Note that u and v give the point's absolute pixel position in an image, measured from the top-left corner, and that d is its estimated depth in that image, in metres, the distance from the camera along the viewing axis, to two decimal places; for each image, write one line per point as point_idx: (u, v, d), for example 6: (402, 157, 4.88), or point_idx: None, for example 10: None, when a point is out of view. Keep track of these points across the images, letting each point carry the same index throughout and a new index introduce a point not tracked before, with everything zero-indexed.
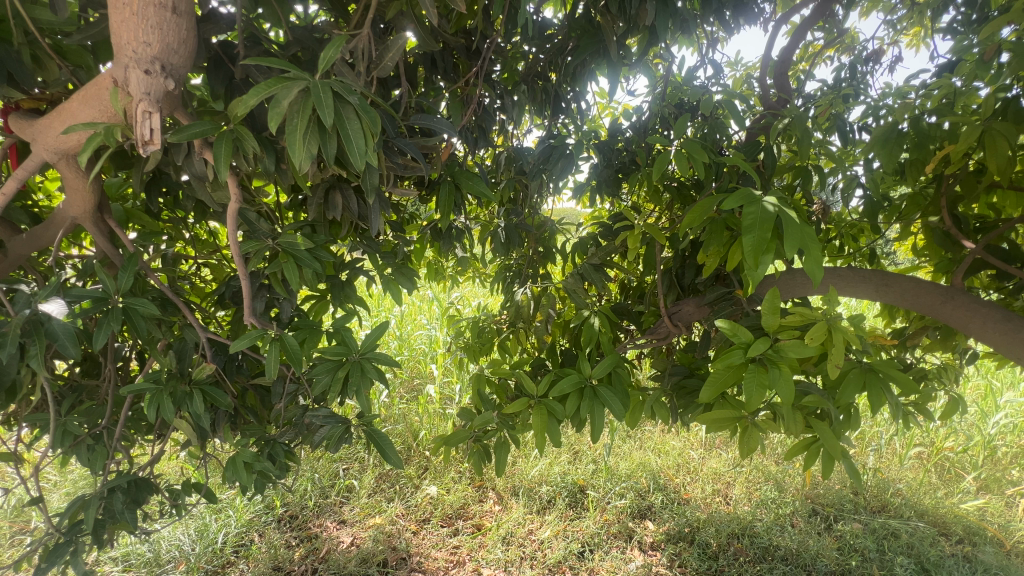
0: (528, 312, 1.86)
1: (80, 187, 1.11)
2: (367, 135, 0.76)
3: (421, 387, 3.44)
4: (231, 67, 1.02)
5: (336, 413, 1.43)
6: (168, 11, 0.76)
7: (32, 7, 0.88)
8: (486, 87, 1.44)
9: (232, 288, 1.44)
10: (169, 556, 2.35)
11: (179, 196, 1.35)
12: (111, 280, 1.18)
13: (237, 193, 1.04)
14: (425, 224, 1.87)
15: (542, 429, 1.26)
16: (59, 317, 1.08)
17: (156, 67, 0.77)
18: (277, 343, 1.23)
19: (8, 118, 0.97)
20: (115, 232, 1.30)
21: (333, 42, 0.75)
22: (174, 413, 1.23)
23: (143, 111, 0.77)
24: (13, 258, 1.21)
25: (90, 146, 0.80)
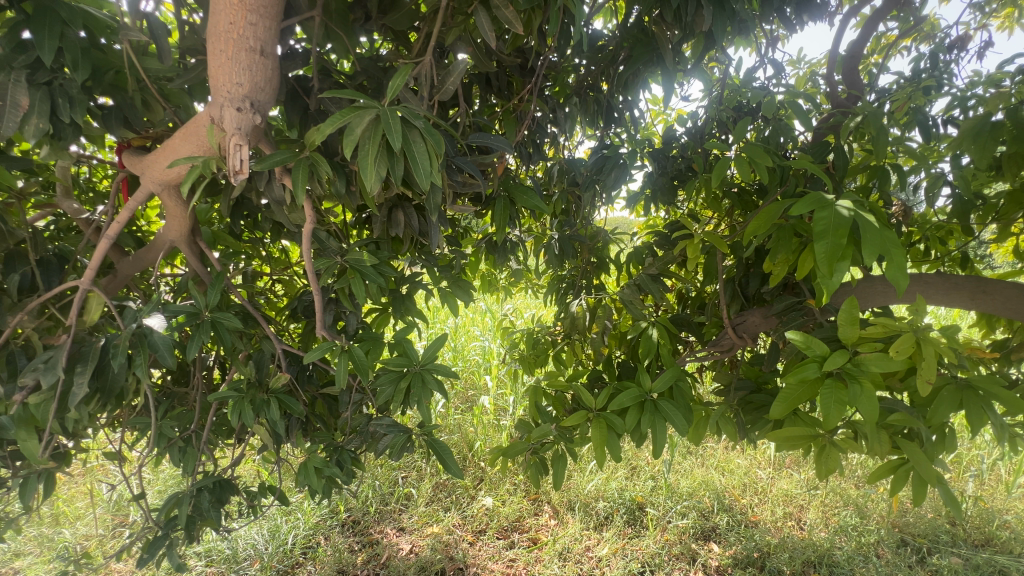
0: (584, 323, 1.85)
1: (178, 213, 1.23)
2: (432, 156, 0.80)
3: (475, 398, 3.50)
4: (306, 99, 1.11)
5: (399, 422, 1.48)
6: (257, 54, 0.84)
7: (143, 58, 1.00)
8: (539, 102, 1.46)
9: (305, 302, 1.55)
10: (246, 554, 2.50)
11: (258, 218, 1.47)
12: (202, 297, 1.29)
13: (312, 215, 1.12)
14: (480, 237, 1.92)
15: (601, 443, 1.24)
16: (159, 330, 1.21)
17: (247, 104, 0.86)
18: (345, 355, 1.30)
19: (122, 155, 1.10)
20: (205, 252, 1.43)
21: (400, 71, 0.79)
22: (254, 419, 1.33)
23: (235, 144, 0.85)
24: (123, 278, 1.36)
25: (190, 177, 0.89)
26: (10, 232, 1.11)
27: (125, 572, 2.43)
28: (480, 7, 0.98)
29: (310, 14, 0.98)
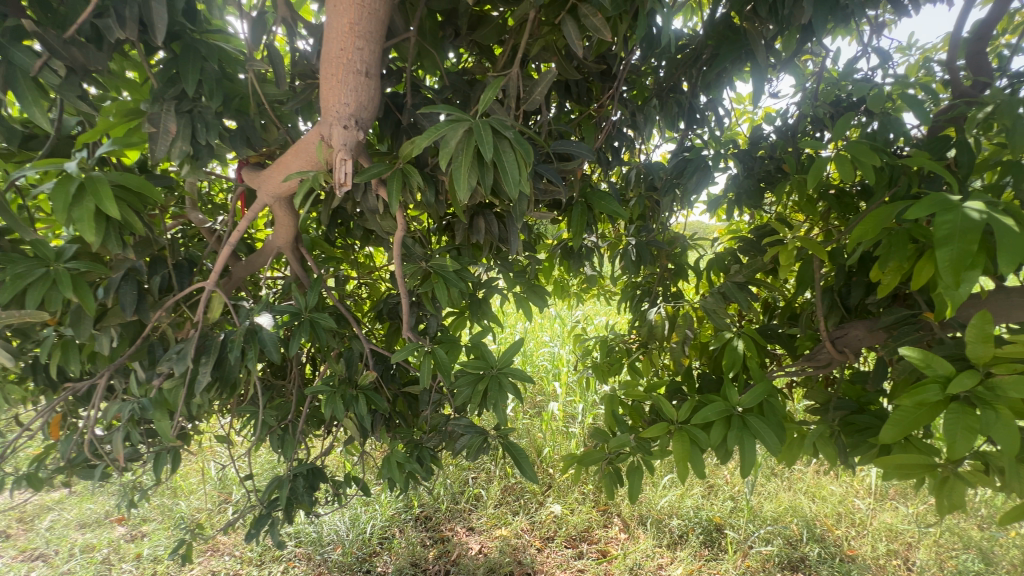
0: (662, 332, 1.79)
1: (286, 222, 1.36)
2: (520, 165, 0.82)
3: (543, 404, 3.50)
4: (398, 115, 1.19)
5: (476, 423, 1.52)
6: (362, 76, 0.91)
7: (263, 85, 1.12)
8: (619, 107, 1.45)
9: (390, 305, 1.64)
10: (329, 538, 2.68)
11: (352, 226, 1.58)
12: (303, 298, 1.42)
13: (402, 223, 1.19)
14: (554, 243, 1.93)
15: (684, 457, 1.19)
16: (268, 327, 1.34)
17: (352, 122, 0.94)
18: (428, 356, 1.36)
19: (242, 171, 1.24)
20: (306, 257, 1.56)
21: (492, 84, 0.82)
22: (345, 413, 1.43)
23: (341, 159, 0.93)
24: (238, 280, 1.51)
25: (302, 190, 0.98)
26: (155, 239, 1.29)
27: (229, 544, 2.70)
28: (568, 17, 1.00)
29: (407, 36, 1.05)
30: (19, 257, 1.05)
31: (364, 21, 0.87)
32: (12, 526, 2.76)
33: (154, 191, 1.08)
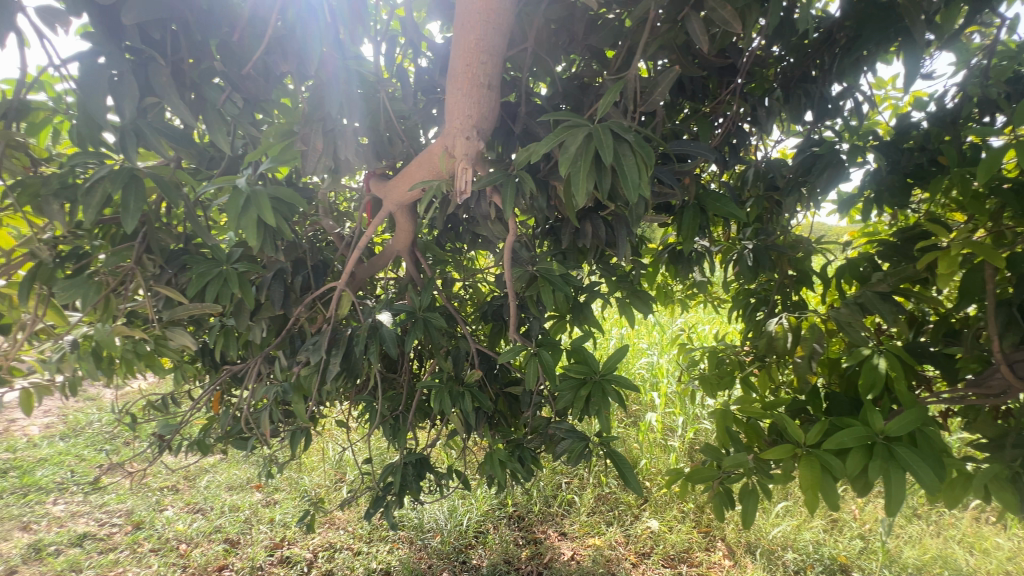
0: (784, 346, 1.59)
1: (406, 228, 1.48)
2: (641, 167, 0.80)
3: (640, 414, 3.38)
4: (511, 123, 1.23)
5: (577, 428, 1.52)
6: (485, 88, 0.96)
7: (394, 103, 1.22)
8: (740, 102, 1.36)
9: (495, 307, 1.70)
10: (429, 526, 2.82)
11: (462, 231, 1.67)
12: (417, 299, 1.52)
13: (513, 228, 1.22)
14: (660, 248, 1.86)
15: (814, 486, 1.07)
16: (387, 324, 1.46)
17: (474, 133, 0.99)
18: (534, 359, 1.40)
19: (371, 182, 1.36)
20: (420, 260, 1.68)
21: (612, 88, 0.82)
22: (452, 408, 1.50)
23: (463, 168, 0.98)
24: (361, 280, 1.64)
25: (426, 198, 1.06)
26: (299, 244, 1.46)
27: (343, 519, 2.97)
28: (692, 12, 0.96)
29: (524, 47, 1.08)
30: (200, 258, 1.26)
31: (489, 36, 0.91)
32: (179, 483, 3.30)
33: (302, 201, 1.23)
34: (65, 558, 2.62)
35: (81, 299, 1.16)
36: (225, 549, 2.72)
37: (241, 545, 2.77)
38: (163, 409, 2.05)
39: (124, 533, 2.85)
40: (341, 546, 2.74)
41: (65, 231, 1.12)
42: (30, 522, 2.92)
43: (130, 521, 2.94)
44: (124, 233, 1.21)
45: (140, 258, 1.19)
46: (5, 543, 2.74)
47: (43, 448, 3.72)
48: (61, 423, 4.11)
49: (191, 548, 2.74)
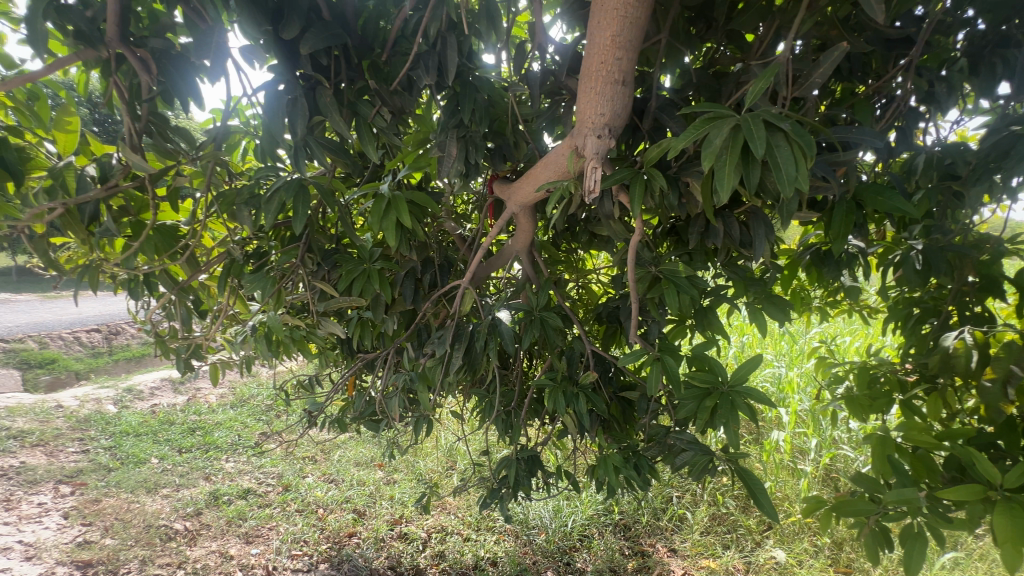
0: (966, 367, 1.31)
1: (526, 228, 1.52)
2: (798, 158, 0.73)
3: (763, 431, 3.08)
4: (639, 120, 1.19)
5: (700, 441, 1.43)
6: (619, 85, 0.95)
7: (521, 105, 1.25)
8: (914, 77, 1.16)
9: (611, 308, 1.67)
10: (535, 522, 2.86)
11: (579, 229, 1.67)
12: (535, 298, 1.55)
13: (639, 228, 1.19)
14: (800, 248, 1.67)
15: (1018, 540, 0.87)
16: (506, 322, 1.51)
17: (606, 131, 0.99)
18: (657, 364, 1.34)
19: (495, 184, 1.42)
20: (537, 260, 1.71)
21: (765, 74, 0.75)
22: (566, 408, 1.50)
23: (592, 167, 0.98)
24: (481, 278, 1.71)
25: (554, 199, 1.07)
26: (428, 243, 1.57)
27: (454, 505, 3.15)
28: None
29: (658, 39, 1.04)
30: (349, 258, 1.41)
31: (626, 31, 0.90)
32: (317, 454, 3.75)
33: (434, 204, 1.33)
34: (235, 508, 3.08)
35: (260, 290, 1.37)
36: (354, 518, 3.02)
37: (367, 516, 3.05)
38: (309, 388, 2.34)
39: (276, 493, 3.30)
40: (453, 530, 2.90)
41: (251, 233, 1.33)
42: (209, 473, 3.51)
43: (281, 483, 3.40)
44: (292, 234, 1.40)
45: (303, 256, 1.35)
46: (193, 488, 3.32)
47: (219, 414, 4.49)
48: (231, 394, 4.94)
49: (327, 513, 3.09)
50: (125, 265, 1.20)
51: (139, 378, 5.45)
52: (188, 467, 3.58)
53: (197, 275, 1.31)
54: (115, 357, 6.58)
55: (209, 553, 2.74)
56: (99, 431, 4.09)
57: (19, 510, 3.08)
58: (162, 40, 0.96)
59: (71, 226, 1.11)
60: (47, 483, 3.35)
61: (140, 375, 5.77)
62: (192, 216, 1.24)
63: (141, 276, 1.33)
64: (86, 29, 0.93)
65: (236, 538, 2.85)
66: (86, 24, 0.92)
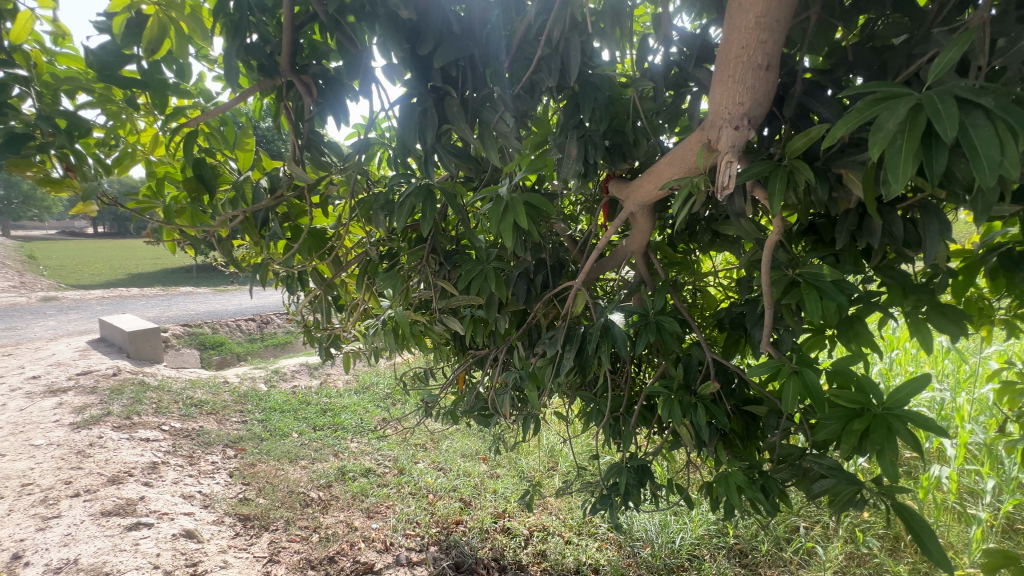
0: None
1: (644, 227, 1.47)
2: (1004, 141, 0.60)
3: (918, 464, 2.64)
4: (780, 109, 1.09)
5: (845, 468, 1.25)
6: (762, 70, 0.88)
7: (644, 100, 1.21)
8: None
9: (735, 314, 1.55)
10: (639, 535, 2.76)
11: (701, 228, 1.57)
12: (650, 301, 1.49)
13: (778, 227, 1.08)
14: (981, 249, 1.39)
15: None
16: (619, 325, 1.47)
17: (745, 122, 0.91)
18: (794, 378, 1.21)
19: (611, 183, 1.40)
20: (652, 260, 1.64)
21: (958, 42, 0.63)
22: (682, 418, 1.41)
23: (727, 161, 0.91)
24: (593, 279, 1.69)
25: (680, 197, 1.02)
26: (543, 244, 1.59)
27: (555, 506, 3.17)
28: None
29: (807, 17, 0.95)
30: (468, 258, 1.48)
31: (773, 10, 0.82)
32: (427, 443, 4.03)
33: (550, 205, 1.34)
34: (358, 484, 3.40)
35: (391, 287, 1.49)
36: (461, 507, 3.17)
37: (473, 507, 3.18)
38: (424, 380, 2.51)
39: (393, 475, 3.58)
40: (554, 531, 2.91)
41: (385, 235, 1.46)
42: (338, 451, 3.94)
43: (396, 466, 3.69)
44: (419, 236, 1.51)
45: (428, 257, 1.45)
46: (325, 462, 3.74)
47: (345, 398, 5.04)
48: (355, 381, 5.51)
49: (437, 499, 3.28)
50: (286, 264, 1.40)
51: (284, 362, 6.31)
52: (320, 443, 4.05)
53: (340, 273, 1.47)
54: (266, 343, 7.69)
55: (338, 522, 3.01)
56: (254, 405, 4.80)
57: (199, 465, 3.63)
58: (321, 66, 1.10)
59: (249, 231, 1.33)
60: (217, 445, 3.96)
61: (284, 359, 6.69)
62: (337, 221, 1.39)
63: (297, 273, 1.53)
64: (266, 62, 1.10)
65: (360, 512, 3.12)
66: (266, 59, 1.09)
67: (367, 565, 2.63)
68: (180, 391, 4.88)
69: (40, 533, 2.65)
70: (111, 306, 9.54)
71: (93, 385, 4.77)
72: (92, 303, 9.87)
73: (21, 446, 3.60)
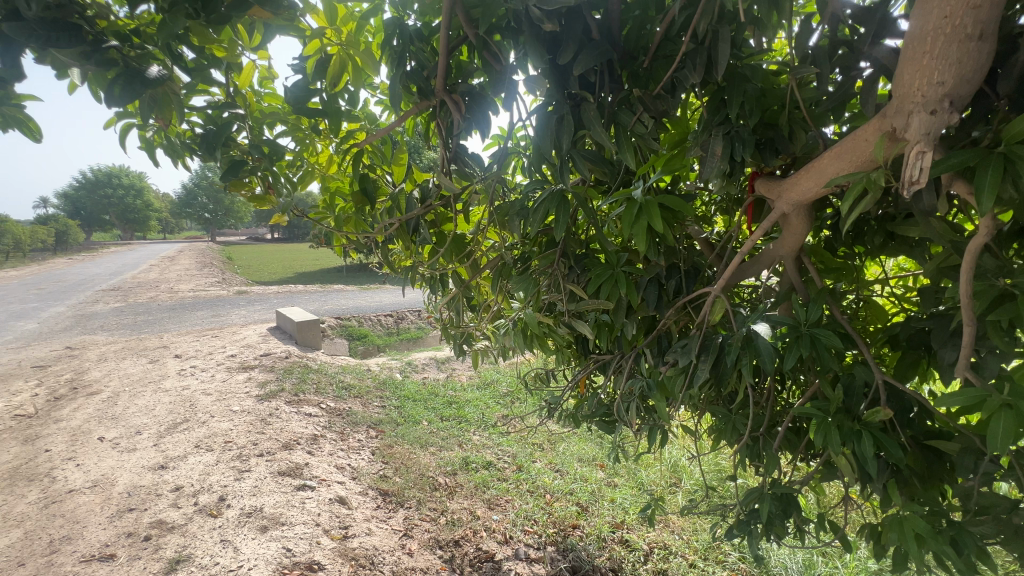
0: None
1: (797, 229, 1.32)
2: None
3: None
4: (994, 88, 0.90)
5: None
6: (973, 41, 0.74)
7: (806, 88, 1.10)
8: None
9: (915, 329, 1.31)
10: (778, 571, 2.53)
11: (870, 230, 1.37)
12: (803, 311, 1.34)
13: (987, 227, 0.89)
14: None
15: None
16: (764, 336, 1.34)
17: (944, 104, 0.78)
18: (1006, 413, 0.96)
19: (757, 181, 1.28)
20: (806, 266, 1.47)
21: None
22: (841, 447, 1.22)
23: (918, 151, 0.79)
24: (732, 285, 1.56)
25: (852, 194, 0.89)
26: (678, 247, 1.51)
27: (678, 524, 3.03)
28: None
29: None
30: (598, 262, 1.47)
31: None
32: (545, 443, 4.12)
33: (689, 207, 1.27)
34: (480, 475, 3.59)
35: (523, 289, 1.54)
36: (578, 511, 3.16)
37: (590, 513, 3.16)
38: (545, 381, 2.56)
39: (512, 470, 3.72)
40: (677, 551, 2.77)
41: (519, 240, 1.52)
42: (462, 441, 4.21)
43: (515, 462, 3.82)
44: (551, 240, 1.54)
45: (559, 260, 1.48)
46: (451, 451, 4.02)
47: (469, 392, 5.37)
48: (478, 377, 5.85)
49: (554, 500, 3.32)
50: (433, 265, 1.53)
51: (416, 355, 6.95)
52: (447, 433, 4.36)
53: (477, 275, 1.57)
54: (401, 336, 8.54)
55: (463, 508, 3.20)
56: (391, 392, 5.36)
57: (348, 441, 4.16)
58: (469, 84, 1.19)
59: (403, 237, 1.50)
60: (362, 425, 4.49)
61: (416, 352, 7.35)
62: (476, 226, 1.49)
63: (439, 274, 1.67)
64: (424, 85, 1.22)
65: (482, 502, 3.28)
66: (424, 82, 1.22)
67: (488, 554, 2.76)
68: (333, 375, 5.64)
69: (237, 482, 3.26)
70: (285, 299, 11.38)
71: (271, 365, 5.74)
72: (270, 296, 11.89)
73: (223, 410, 4.47)
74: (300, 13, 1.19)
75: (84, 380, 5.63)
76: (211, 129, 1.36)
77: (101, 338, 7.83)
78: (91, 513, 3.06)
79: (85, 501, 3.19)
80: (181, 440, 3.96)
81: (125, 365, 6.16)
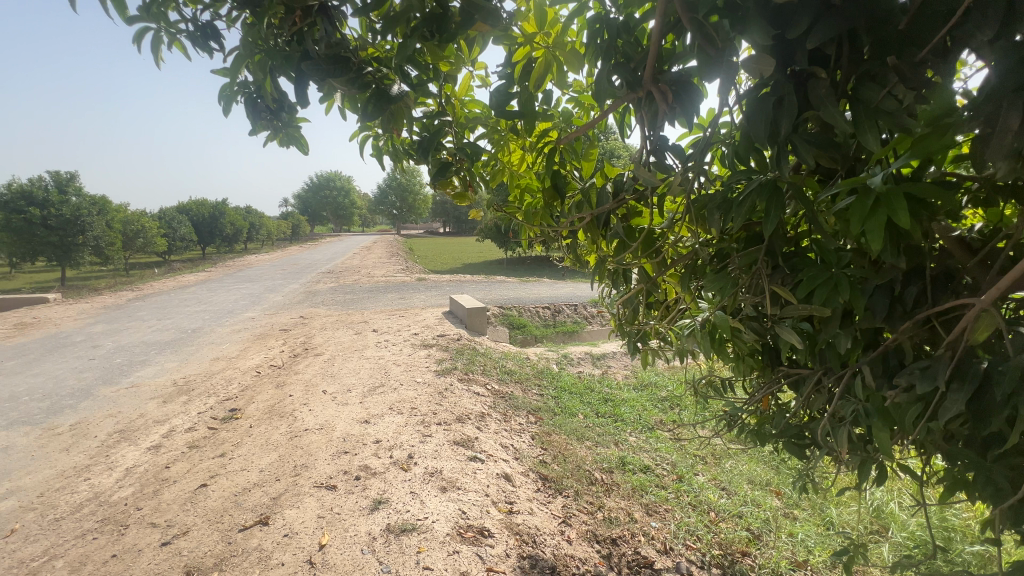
0: None
1: None
2: None
3: None
4: None
5: None
6: None
7: None
8: None
9: None
10: None
11: None
12: None
13: None
14: None
15: None
16: None
17: None
18: None
19: None
20: None
21: None
22: None
23: None
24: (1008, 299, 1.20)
25: None
26: (925, 247, 1.23)
27: None
28: None
29: None
30: (811, 262, 1.29)
31: None
32: (708, 458, 3.85)
33: (953, 196, 1.02)
34: (638, 478, 3.50)
35: (717, 289, 1.42)
36: (748, 538, 2.87)
37: (764, 543, 2.84)
38: (718, 392, 2.36)
39: (672, 479, 3.53)
40: None
41: (715, 235, 1.41)
42: (619, 440, 4.15)
43: (676, 472, 3.62)
44: (753, 236, 1.40)
45: (764, 259, 1.32)
46: (607, 448, 4.00)
47: (625, 391, 5.28)
48: (635, 377, 5.71)
49: (720, 519, 3.06)
50: (620, 260, 1.51)
51: (572, 349, 7.08)
52: (603, 429, 4.35)
53: (666, 272, 1.50)
54: (558, 329, 8.78)
55: (619, 507, 3.16)
56: (549, 381, 5.56)
57: (511, 422, 4.45)
58: (678, 71, 1.14)
59: (593, 231, 1.51)
60: (523, 409, 4.76)
61: (572, 346, 7.47)
62: (668, 221, 1.43)
63: (622, 270, 1.64)
64: (632, 79, 1.21)
65: (640, 505, 3.19)
66: (632, 75, 1.20)
67: (647, 560, 2.68)
68: (498, 359, 6.08)
69: (421, 444, 3.75)
70: (456, 287, 12.66)
71: (447, 345, 6.45)
72: (444, 283, 13.35)
73: (410, 380, 5.18)
74: (512, 23, 1.30)
75: (313, 344, 7.08)
76: (427, 136, 1.54)
77: (323, 311, 9.73)
78: (319, 449, 3.85)
79: (315, 439, 4.02)
80: (379, 401, 4.71)
81: (339, 334, 7.57)
